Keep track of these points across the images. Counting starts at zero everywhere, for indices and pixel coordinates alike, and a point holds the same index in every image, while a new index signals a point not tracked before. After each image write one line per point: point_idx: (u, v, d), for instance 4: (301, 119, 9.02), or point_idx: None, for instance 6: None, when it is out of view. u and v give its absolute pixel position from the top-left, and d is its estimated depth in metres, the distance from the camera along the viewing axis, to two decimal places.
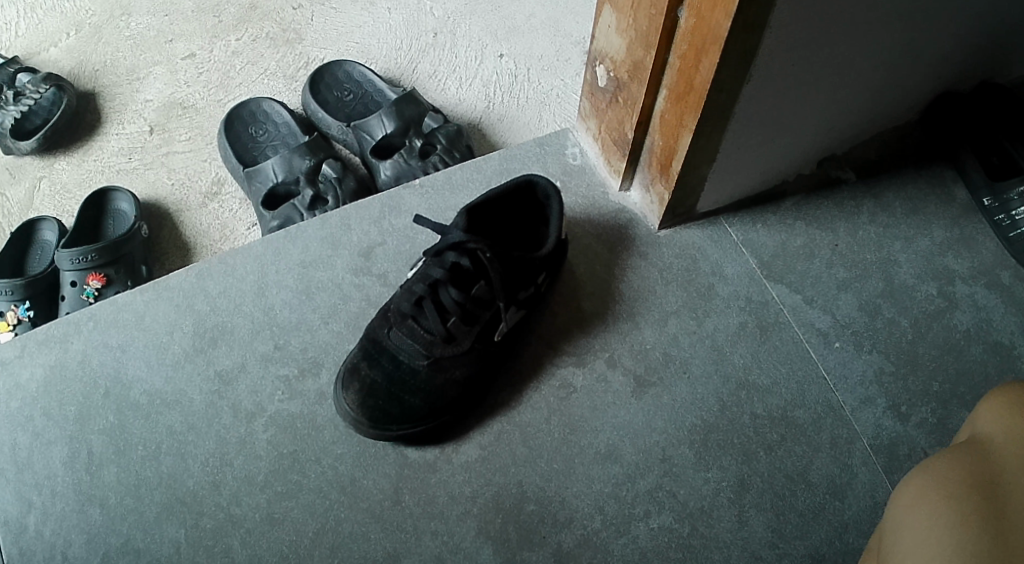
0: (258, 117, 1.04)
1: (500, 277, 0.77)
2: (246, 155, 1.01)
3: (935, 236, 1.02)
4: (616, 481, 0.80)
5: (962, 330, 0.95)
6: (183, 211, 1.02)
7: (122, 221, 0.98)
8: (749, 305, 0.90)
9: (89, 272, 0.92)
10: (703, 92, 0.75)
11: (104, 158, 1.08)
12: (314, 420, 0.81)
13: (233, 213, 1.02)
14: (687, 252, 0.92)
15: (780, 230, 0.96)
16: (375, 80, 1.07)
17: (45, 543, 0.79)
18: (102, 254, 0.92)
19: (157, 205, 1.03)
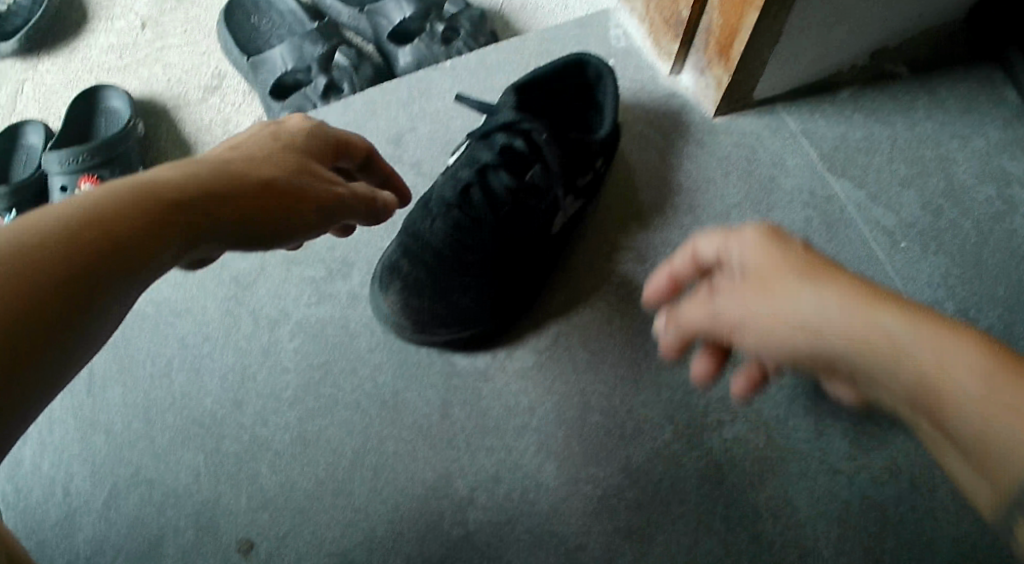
0: (260, 6, 0.93)
1: (558, 161, 0.69)
2: (250, 45, 0.89)
3: (991, 135, 0.95)
4: (686, 388, 0.73)
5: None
6: (182, 107, 0.91)
7: (115, 120, 0.87)
8: (813, 200, 0.83)
9: (80, 175, 0.82)
10: None
11: (93, 57, 0.95)
12: (347, 325, 0.72)
13: (237, 107, 0.90)
14: (747, 142, 0.83)
15: (840, 121, 0.88)
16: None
17: (44, 477, 0.71)
18: (93, 154, 0.81)
19: (151, 102, 0.91)
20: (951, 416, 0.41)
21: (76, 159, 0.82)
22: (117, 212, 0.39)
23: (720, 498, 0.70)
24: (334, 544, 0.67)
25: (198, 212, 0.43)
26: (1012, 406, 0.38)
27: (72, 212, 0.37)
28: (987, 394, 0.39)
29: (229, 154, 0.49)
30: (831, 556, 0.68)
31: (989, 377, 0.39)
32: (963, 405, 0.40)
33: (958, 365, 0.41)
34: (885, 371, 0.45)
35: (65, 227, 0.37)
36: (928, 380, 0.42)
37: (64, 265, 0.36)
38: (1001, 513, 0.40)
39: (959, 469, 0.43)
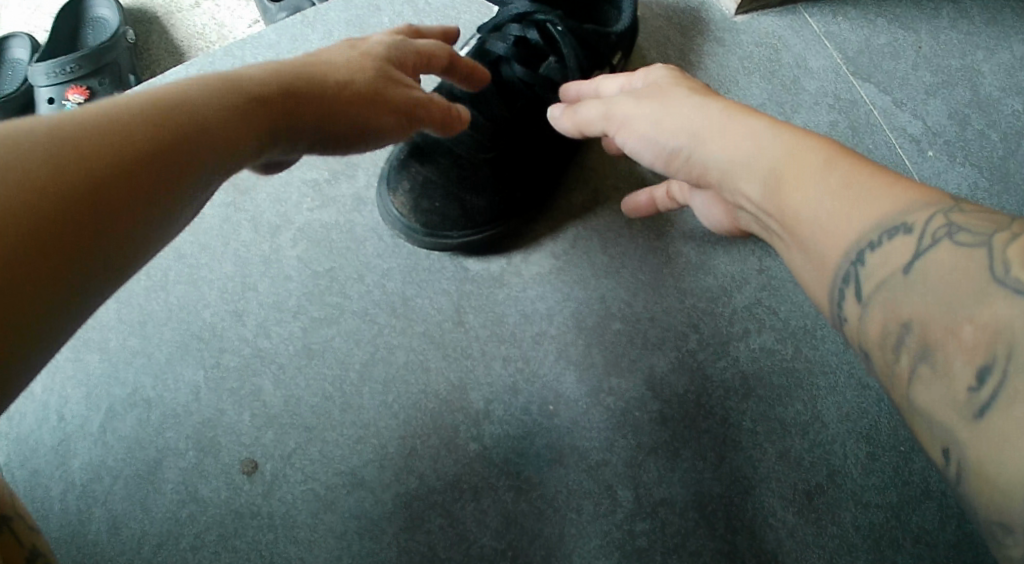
0: None
1: (575, 53, 0.64)
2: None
3: (1017, 48, 0.90)
4: (710, 295, 0.69)
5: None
6: (173, 13, 0.86)
7: (101, 29, 0.83)
8: (838, 104, 0.78)
9: (67, 87, 0.78)
10: None
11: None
12: (352, 231, 0.68)
13: (231, 11, 0.85)
14: (769, 40, 0.78)
15: (863, 24, 0.84)
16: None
17: (36, 403, 0.66)
18: (83, 64, 0.78)
19: (140, 9, 0.86)
20: (793, 218, 0.43)
21: (64, 71, 0.78)
22: (199, 106, 0.39)
23: (749, 413, 0.66)
24: (343, 462, 0.63)
25: (276, 113, 0.43)
26: (852, 208, 0.40)
27: (158, 102, 0.38)
28: (834, 200, 0.41)
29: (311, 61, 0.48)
30: (863, 475, 0.64)
31: (842, 186, 0.41)
32: (803, 206, 0.43)
33: (805, 167, 0.43)
34: (739, 178, 0.47)
35: (146, 113, 0.37)
36: (780, 177, 0.44)
37: (151, 149, 0.36)
38: (835, 316, 0.41)
39: (797, 267, 0.45)
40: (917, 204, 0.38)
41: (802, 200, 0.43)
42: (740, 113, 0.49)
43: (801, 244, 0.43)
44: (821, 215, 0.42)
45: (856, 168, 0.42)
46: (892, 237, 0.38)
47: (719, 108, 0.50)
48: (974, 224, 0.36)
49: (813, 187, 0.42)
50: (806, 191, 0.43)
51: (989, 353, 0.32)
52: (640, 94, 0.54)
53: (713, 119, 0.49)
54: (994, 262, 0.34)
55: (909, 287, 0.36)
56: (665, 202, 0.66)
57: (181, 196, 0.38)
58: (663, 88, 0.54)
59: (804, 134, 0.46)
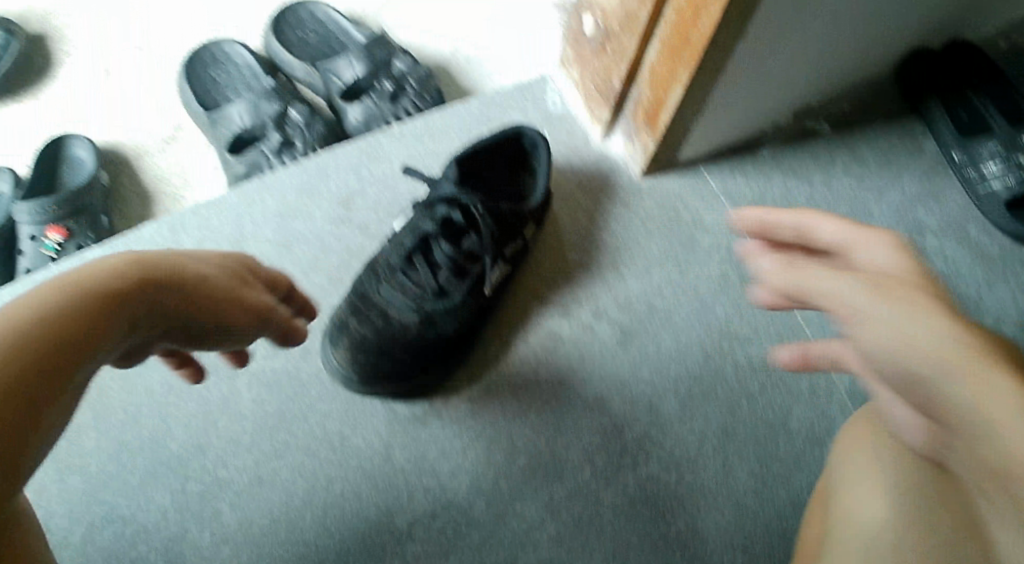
0: (216, 58, 0.99)
1: (493, 234, 0.76)
2: (205, 95, 0.96)
3: (908, 188, 1.05)
4: (605, 430, 0.81)
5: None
6: (139, 155, 1.00)
7: (78, 168, 0.95)
8: (730, 257, 0.90)
9: (48, 225, 0.91)
10: (699, 48, 0.74)
11: (45, 102, 1.02)
12: (300, 376, 0.79)
13: (195, 157, 1.00)
14: (670, 202, 0.91)
15: (759, 179, 0.96)
16: (340, 19, 1.01)
17: None
18: (63, 207, 0.91)
19: (113, 151, 1.00)
20: (996, 451, 0.40)
21: (47, 212, 0.91)
22: (74, 314, 0.44)
23: (636, 533, 0.77)
24: None
25: (121, 310, 0.46)
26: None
27: (25, 317, 0.42)
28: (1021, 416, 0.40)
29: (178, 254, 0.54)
30: None
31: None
32: (999, 422, 0.40)
33: (1000, 388, 0.41)
34: (941, 383, 0.43)
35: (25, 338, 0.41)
36: (972, 382, 0.41)
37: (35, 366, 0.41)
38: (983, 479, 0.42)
39: (1001, 508, 0.43)
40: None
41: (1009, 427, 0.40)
42: (921, 307, 0.45)
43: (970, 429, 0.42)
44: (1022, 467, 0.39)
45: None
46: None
47: (895, 292, 0.46)
48: None
49: (1015, 408, 0.40)
50: (1005, 417, 0.40)
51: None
52: (863, 273, 0.48)
53: (896, 293, 0.46)
54: None
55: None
56: (821, 360, 0.64)
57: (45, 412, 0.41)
58: (872, 271, 0.49)
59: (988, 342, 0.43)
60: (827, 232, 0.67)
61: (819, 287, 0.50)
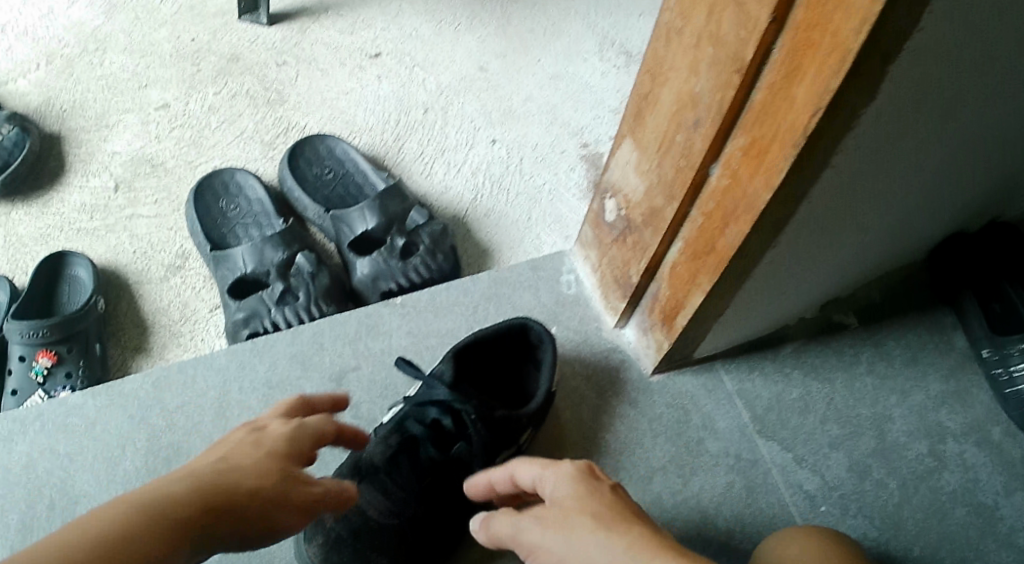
0: (231, 190, 1.00)
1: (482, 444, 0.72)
2: (215, 232, 0.96)
3: (931, 388, 0.98)
4: None
5: (949, 490, 0.91)
6: (143, 283, 0.99)
7: (79, 290, 0.95)
8: (737, 464, 0.86)
9: (39, 348, 0.90)
10: (726, 256, 0.70)
11: (65, 215, 1.04)
12: (270, 561, 0.76)
13: (196, 292, 0.98)
14: (679, 401, 0.88)
15: (777, 379, 0.92)
16: (359, 160, 1.01)
17: None
18: (55, 330, 0.89)
19: (116, 274, 1.00)
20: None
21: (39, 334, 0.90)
22: (124, 523, 0.47)
23: None
24: None
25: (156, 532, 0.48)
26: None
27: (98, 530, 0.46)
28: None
29: (220, 454, 0.59)
30: None
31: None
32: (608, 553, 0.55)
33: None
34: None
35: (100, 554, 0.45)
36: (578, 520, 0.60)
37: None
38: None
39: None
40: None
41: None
42: (591, 527, 0.58)
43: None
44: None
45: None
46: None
47: (569, 519, 0.59)
48: None
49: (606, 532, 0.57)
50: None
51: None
52: (545, 513, 0.61)
53: (574, 530, 0.58)
54: None
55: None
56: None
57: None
58: (563, 500, 0.61)
59: (635, 534, 0.56)
60: (527, 481, 0.66)
61: (530, 543, 0.61)
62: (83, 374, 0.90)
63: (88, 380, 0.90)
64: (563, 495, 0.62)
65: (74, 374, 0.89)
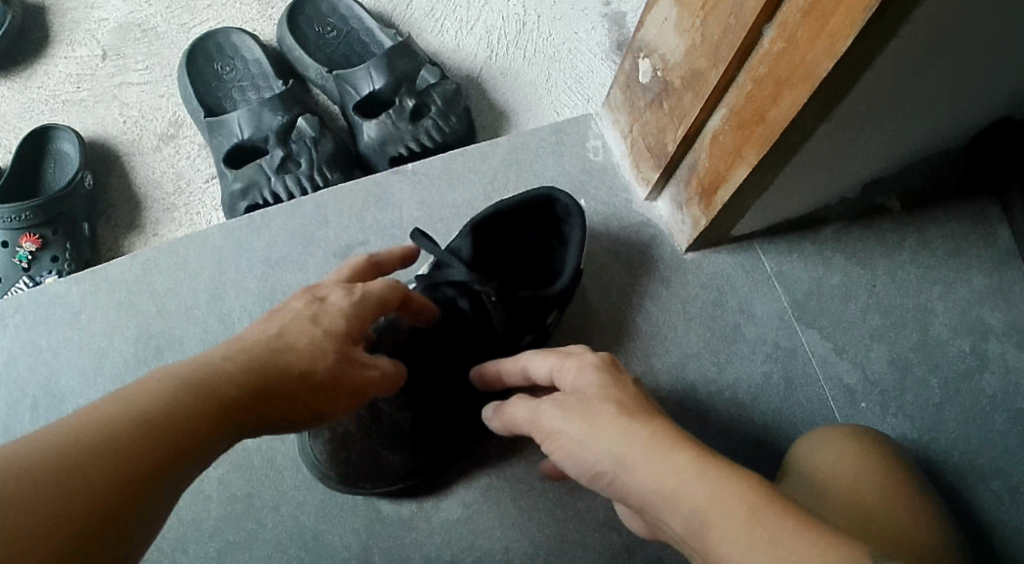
0: (224, 51, 0.89)
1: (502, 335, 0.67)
2: (209, 96, 0.87)
3: (976, 283, 0.90)
4: (612, 551, 0.70)
5: (989, 395, 0.85)
6: (134, 155, 0.90)
7: (64, 168, 0.88)
8: (776, 352, 0.80)
9: (21, 232, 0.83)
10: (776, 130, 0.62)
11: (49, 86, 0.93)
12: (274, 459, 0.71)
13: (192, 162, 0.90)
14: (715, 282, 0.81)
15: (818, 262, 0.85)
16: (364, 15, 0.89)
17: None
18: (38, 213, 0.83)
19: (104, 146, 0.91)
20: (651, 506, 0.45)
21: (21, 217, 0.83)
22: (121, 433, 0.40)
23: None
24: None
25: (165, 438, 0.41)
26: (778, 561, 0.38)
27: (124, 413, 0.41)
28: (768, 544, 0.38)
29: (273, 327, 0.51)
30: None
31: (767, 546, 0.39)
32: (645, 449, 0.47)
33: (732, 519, 0.40)
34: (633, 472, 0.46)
35: (125, 441, 0.39)
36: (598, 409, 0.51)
37: (107, 475, 0.38)
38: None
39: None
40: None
41: (710, 506, 0.42)
42: (616, 416, 0.49)
43: (660, 513, 0.45)
44: (689, 505, 0.42)
45: (778, 516, 0.40)
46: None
47: (591, 406, 0.51)
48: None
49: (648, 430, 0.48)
50: (665, 475, 0.44)
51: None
52: (563, 400, 0.53)
53: (596, 419, 0.49)
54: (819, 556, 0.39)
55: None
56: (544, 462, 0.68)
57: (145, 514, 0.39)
58: (586, 389, 0.53)
59: (661, 426, 0.47)
60: (544, 372, 0.59)
61: (549, 428, 0.52)
62: (70, 258, 0.83)
63: (77, 263, 0.84)
64: (586, 384, 0.53)
65: (61, 257, 0.83)
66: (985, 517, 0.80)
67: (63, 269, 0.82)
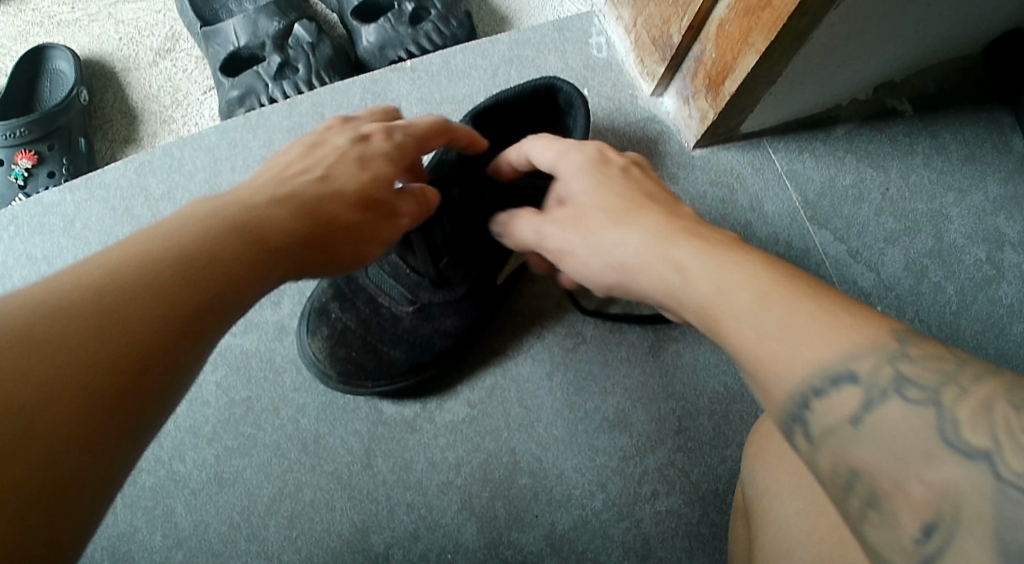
0: None
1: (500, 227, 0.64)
2: (205, 8, 0.84)
3: (991, 191, 0.87)
4: (623, 453, 0.68)
5: (1007, 304, 0.82)
6: (131, 70, 0.88)
7: (60, 84, 0.85)
8: (789, 253, 0.79)
9: (17, 150, 0.81)
10: (784, 13, 0.59)
11: (43, 7, 0.90)
12: (272, 361, 0.69)
13: (187, 73, 0.88)
14: (725, 178, 0.80)
15: (829, 163, 0.83)
16: None
17: None
18: (34, 129, 0.81)
19: (101, 63, 0.89)
20: (689, 305, 0.43)
21: (16, 134, 0.81)
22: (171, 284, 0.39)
23: None
24: None
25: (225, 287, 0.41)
26: (796, 342, 0.36)
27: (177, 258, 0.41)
28: (784, 330, 0.37)
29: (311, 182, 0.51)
30: None
31: (786, 318, 0.37)
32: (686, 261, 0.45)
33: (743, 307, 0.39)
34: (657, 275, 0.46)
35: (98, 345, 0.36)
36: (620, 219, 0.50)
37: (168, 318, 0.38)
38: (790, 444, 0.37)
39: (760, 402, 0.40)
40: (861, 351, 0.35)
41: (723, 297, 0.41)
42: (649, 230, 0.48)
43: (687, 302, 0.43)
44: (712, 295, 0.41)
45: (790, 295, 0.38)
46: (838, 386, 0.35)
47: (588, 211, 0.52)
48: (920, 376, 0.34)
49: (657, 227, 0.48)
50: (688, 266, 0.44)
51: (932, 513, 0.31)
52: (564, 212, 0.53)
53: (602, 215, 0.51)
54: (943, 419, 0.32)
55: (857, 440, 0.34)
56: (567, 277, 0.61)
57: (140, 419, 0.37)
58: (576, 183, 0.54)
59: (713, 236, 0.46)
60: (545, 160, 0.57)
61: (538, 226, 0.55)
62: (67, 172, 0.81)
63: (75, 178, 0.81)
64: (583, 191, 0.53)
65: (57, 172, 0.81)
66: None
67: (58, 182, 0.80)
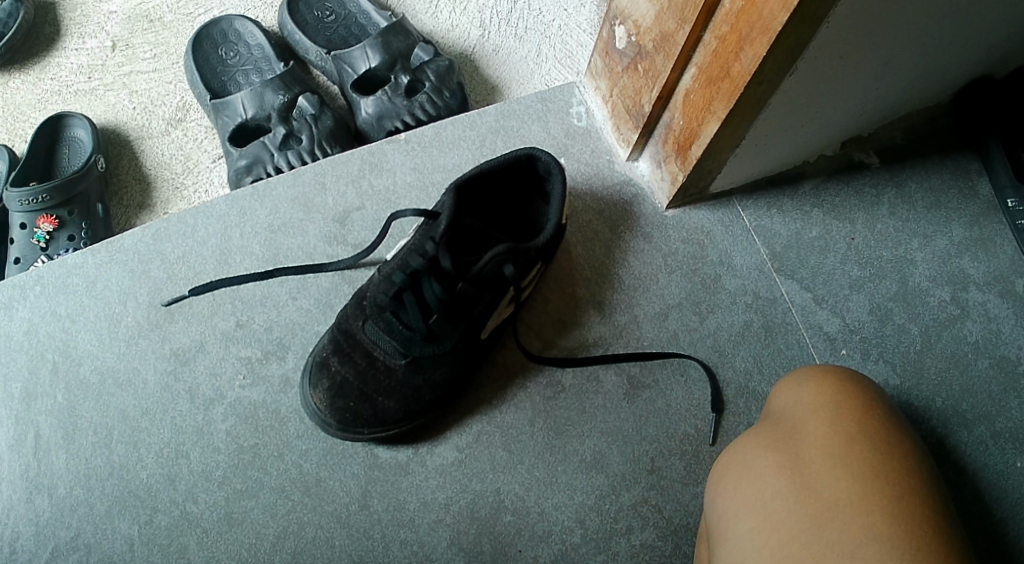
0: (229, 37, 0.94)
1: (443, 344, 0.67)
2: (214, 80, 0.91)
3: (956, 236, 0.90)
4: (599, 493, 0.74)
5: (971, 342, 0.85)
6: (143, 138, 0.96)
7: (78, 153, 0.92)
8: (756, 302, 0.84)
9: (39, 215, 0.88)
10: (741, 84, 0.65)
11: (62, 77, 0.98)
12: (278, 411, 0.75)
13: (197, 142, 0.95)
14: (695, 236, 0.86)
15: (796, 217, 0.89)
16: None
17: None
18: (54, 194, 0.88)
19: (116, 132, 0.96)
20: None
21: (37, 200, 0.88)
22: None
23: None
24: None
25: None
26: None
27: None
28: None
29: None
30: None
31: None
32: None
33: None
34: None
35: None
36: None
37: None
38: None
39: None
40: None
41: None
42: None
43: None
44: None
45: None
46: None
47: None
48: None
49: None
50: None
51: None
52: None
53: None
54: None
55: None
56: None
57: None
58: None
59: None
60: None
61: None
62: (86, 237, 0.89)
63: (92, 241, 0.89)
64: None
65: (75, 237, 0.88)
66: (968, 462, 0.81)
67: (74, 246, 0.87)
